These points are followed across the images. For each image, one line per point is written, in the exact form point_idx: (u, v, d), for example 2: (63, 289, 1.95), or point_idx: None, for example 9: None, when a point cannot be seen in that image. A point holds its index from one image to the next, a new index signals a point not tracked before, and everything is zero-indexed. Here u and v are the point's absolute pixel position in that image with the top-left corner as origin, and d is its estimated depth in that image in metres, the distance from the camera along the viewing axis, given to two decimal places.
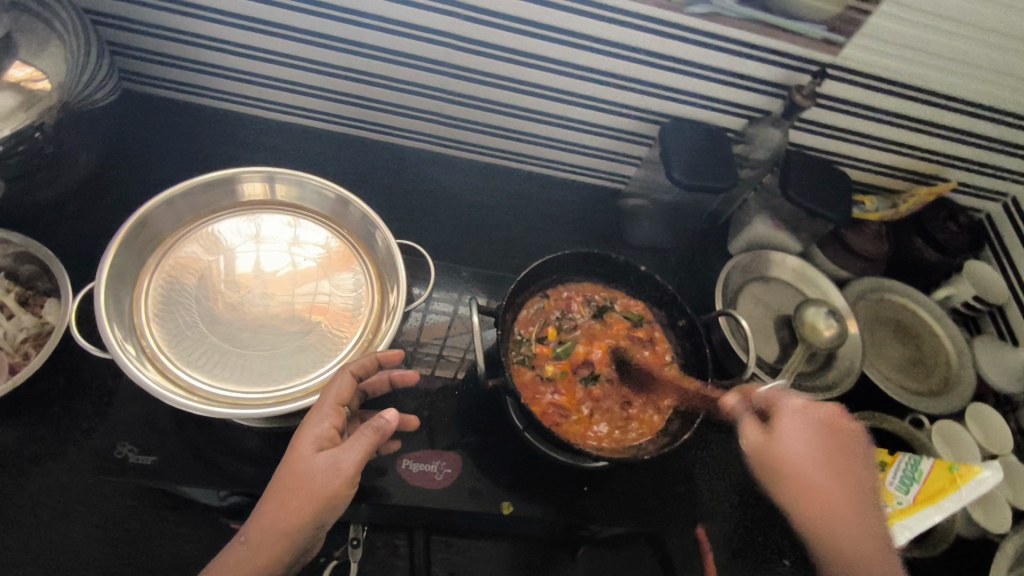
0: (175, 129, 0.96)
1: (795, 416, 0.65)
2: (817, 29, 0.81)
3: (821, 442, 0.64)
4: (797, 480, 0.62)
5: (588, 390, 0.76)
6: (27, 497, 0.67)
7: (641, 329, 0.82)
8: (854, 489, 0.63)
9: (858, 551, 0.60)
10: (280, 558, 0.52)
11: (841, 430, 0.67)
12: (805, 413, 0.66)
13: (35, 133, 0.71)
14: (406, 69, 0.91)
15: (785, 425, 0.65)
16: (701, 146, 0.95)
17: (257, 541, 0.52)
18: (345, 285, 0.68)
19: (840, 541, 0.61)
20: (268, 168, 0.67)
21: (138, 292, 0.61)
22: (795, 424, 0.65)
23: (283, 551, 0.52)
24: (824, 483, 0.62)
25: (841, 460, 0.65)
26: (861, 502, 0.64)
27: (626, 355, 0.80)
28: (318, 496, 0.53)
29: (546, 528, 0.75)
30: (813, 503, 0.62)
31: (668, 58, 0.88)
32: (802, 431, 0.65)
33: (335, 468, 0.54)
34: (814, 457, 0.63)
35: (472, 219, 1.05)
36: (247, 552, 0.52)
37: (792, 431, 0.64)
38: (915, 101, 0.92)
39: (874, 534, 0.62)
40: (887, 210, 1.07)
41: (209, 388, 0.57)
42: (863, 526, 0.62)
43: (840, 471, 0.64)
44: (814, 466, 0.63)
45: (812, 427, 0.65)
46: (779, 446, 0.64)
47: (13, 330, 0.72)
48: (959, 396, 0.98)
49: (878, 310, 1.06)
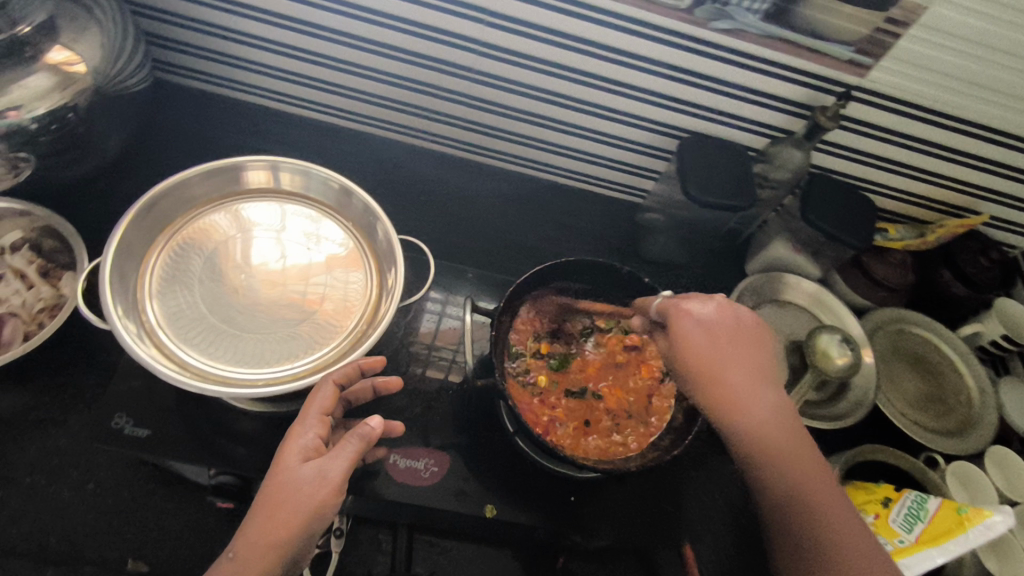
0: (205, 120, 1.00)
1: (694, 316, 0.65)
2: (843, 50, 0.79)
3: (719, 332, 0.64)
4: (700, 373, 0.63)
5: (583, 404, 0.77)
6: (30, 461, 0.70)
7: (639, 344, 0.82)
8: (764, 376, 0.63)
9: (765, 437, 0.60)
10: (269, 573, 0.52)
11: (745, 327, 0.65)
12: (704, 315, 0.65)
13: (67, 114, 0.75)
14: (426, 71, 0.92)
15: (682, 326, 0.65)
16: (718, 163, 0.93)
17: (244, 557, 0.52)
18: (343, 275, 0.69)
19: (749, 430, 0.60)
20: (274, 157, 0.68)
21: (144, 269, 0.63)
22: (692, 326, 0.64)
23: (272, 565, 0.52)
24: (728, 377, 0.62)
25: (741, 354, 0.63)
26: (763, 387, 0.63)
27: (622, 369, 0.80)
28: (307, 507, 0.53)
29: (530, 534, 0.74)
30: (719, 401, 0.62)
31: (690, 73, 0.87)
32: (701, 329, 0.64)
33: (322, 478, 0.55)
34: (710, 348, 0.63)
35: (484, 224, 1.05)
36: (234, 568, 0.52)
37: (688, 322, 0.65)
38: (945, 129, 0.89)
39: (789, 425, 0.61)
40: (913, 240, 1.03)
41: (201, 366, 0.59)
42: (773, 412, 0.61)
43: (744, 362, 0.63)
44: (712, 359, 0.63)
45: (714, 323, 0.64)
46: (681, 345, 0.65)
47: (31, 300, 0.75)
48: (977, 439, 0.93)
49: (895, 345, 1.03)
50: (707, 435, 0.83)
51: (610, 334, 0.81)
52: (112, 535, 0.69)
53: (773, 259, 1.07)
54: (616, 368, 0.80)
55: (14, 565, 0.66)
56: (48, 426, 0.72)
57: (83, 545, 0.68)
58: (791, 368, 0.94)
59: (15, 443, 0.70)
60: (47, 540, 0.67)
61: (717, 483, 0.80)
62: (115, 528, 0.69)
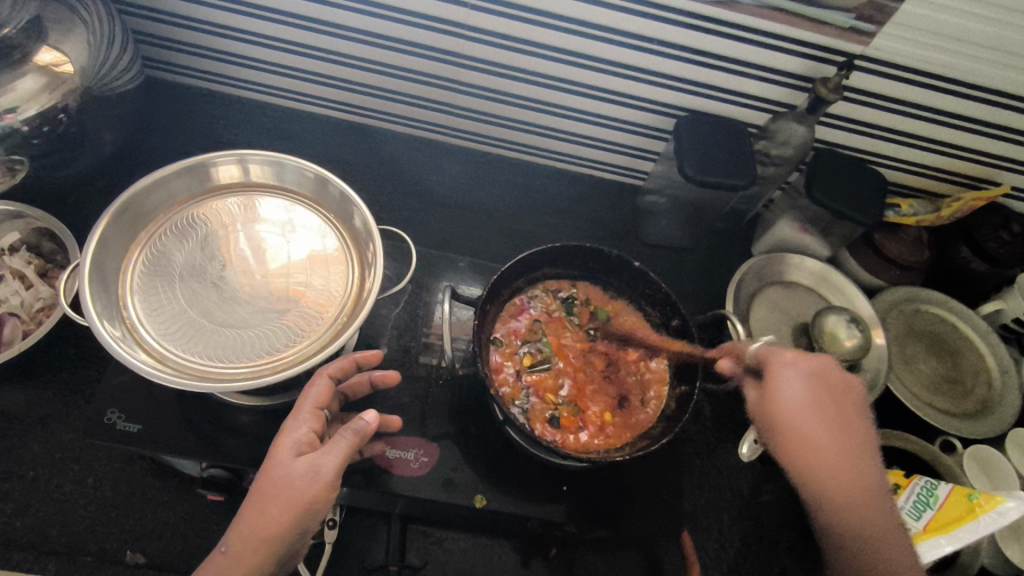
0: (201, 116, 1.00)
1: (790, 364, 0.60)
2: (843, 18, 0.75)
3: (819, 398, 0.58)
4: (793, 441, 0.57)
5: (562, 376, 0.77)
6: (32, 456, 0.71)
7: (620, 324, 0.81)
8: (853, 440, 0.58)
9: (864, 513, 0.55)
10: (261, 564, 0.52)
11: (840, 385, 0.60)
12: (811, 366, 0.60)
13: (58, 114, 0.75)
14: (410, 57, 0.90)
15: (780, 384, 0.59)
16: (717, 141, 0.89)
17: (237, 549, 0.53)
18: (322, 269, 0.68)
19: (844, 507, 0.55)
20: (243, 150, 0.68)
21: (126, 266, 0.64)
22: (794, 382, 0.59)
23: (265, 555, 0.53)
24: (829, 448, 0.56)
25: (841, 423, 0.58)
26: (869, 466, 0.57)
27: (603, 349, 0.80)
28: (300, 500, 0.54)
29: (522, 524, 0.74)
30: (819, 473, 0.56)
31: (683, 49, 0.83)
32: (796, 391, 0.58)
33: (315, 471, 0.55)
34: (820, 424, 0.57)
35: (480, 211, 1.04)
36: (226, 562, 0.52)
37: (785, 381, 0.59)
38: (956, 95, 0.84)
39: (872, 489, 0.56)
40: (927, 215, 0.97)
41: (181, 361, 0.59)
42: (867, 484, 0.56)
43: (841, 429, 0.58)
44: (812, 427, 0.57)
45: (820, 385, 0.59)
46: (778, 407, 0.58)
47: (29, 300, 0.77)
48: (999, 419, 0.89)
49: (911, 324, 0.99)
50: (713, 425, 0.86)
51: (585, 317, 0.81)
52: (110, 527, 0.70)
53: (779, 239, 1.03)
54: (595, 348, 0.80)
55: (15, 559, 0.66)
56: (50, 421, 0.73)
57: (82, 538, 0.69)
58: None
59: (17, 438, 0.72)
60: (49, 531, 0.68)
61: (723, 472, 0.83)
62: (114, 520, 0.71)
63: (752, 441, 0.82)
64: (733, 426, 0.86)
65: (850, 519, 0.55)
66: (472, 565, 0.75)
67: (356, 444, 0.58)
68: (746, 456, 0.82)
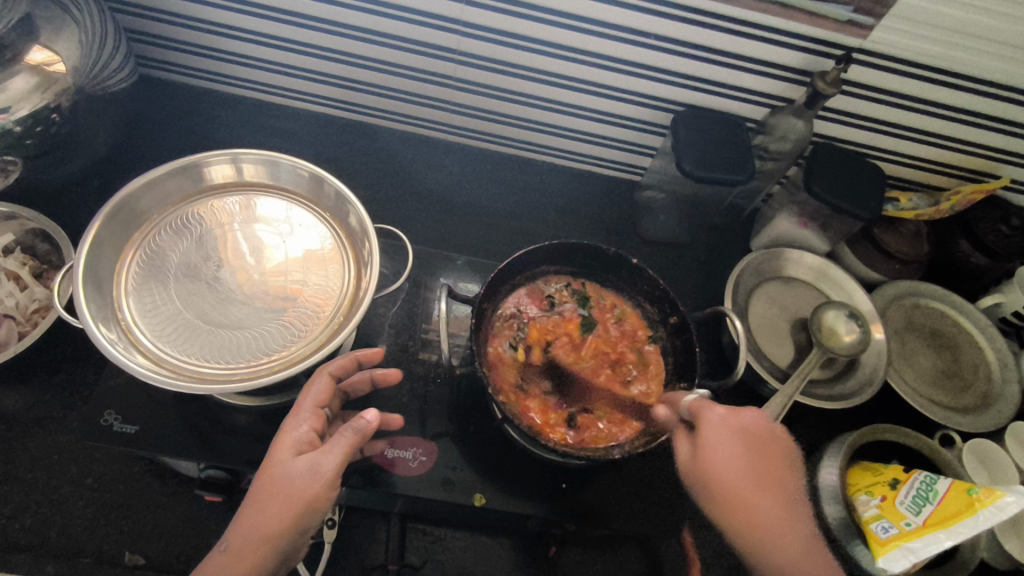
0: (196, 115, 1.00)
1: (713, 421, 0.60)
2: (841, 11, 0.75)
3: (747, 454, 0.59)
4: (723, 498, 0.58)
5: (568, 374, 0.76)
6: (29, 458, 0.71)
7: (623, 322, 0.81)
8: (779, 492, 0.60)
9: (794, 566, 0.56)
10: (261, 564, 0.53)
11: (763, 437, 0.61)
12: (723, 417, 0.60)
13: (51, 114, 0.75)
14: (404, 53, 0.89)
15: (709, 440, 0.59)
16: (715, 135, 0.89)
17: (237, 549, 0.53)
18: (318, 268, 0.68)
19: (775, 555, 0.57)
20: (237, 149, 0.68)
21: (120, 268, 0.63)
22: (722, 440, 0.59)
23: (265, 555, 0.53)
24: (757, 502, 0.58)
25: (770, 474, 0.60)
26: (789, 515, 0.59)
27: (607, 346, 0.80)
28: (299, 501, 0.54)
29: (522, 522, 0.74)
30: (745, 526, 0.58)
31: (679, 44, 0.82)
32: (721, 440, 0.59)
33: (314, 471, 0.55)
34: (745, 480, 0.58)
35: (477, 208, 1.03)
36: (226, 561, 0.53)
37: (713, 441, 0.59)
38: (955, 88, 0.84)
39: (803, 540, 0.58)
40: (926, 208, 0.97)
41: (177, 362, 0.59)
42: (797, 531, 0.58)
43: (763, 482, 0.59)
44: (736, 483, 0.58)
45: (734, 436, 0.59)
46: (707, 465, 0.59)
47: (25, 302, 0.76)
48: (999, 413, 0.89)
49: (910, 318, 0.98)
50: None
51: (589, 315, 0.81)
52: (109, 528, 0.70)
53: (778, 234, 1.03)
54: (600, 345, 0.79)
55: (14, 562, 0.66)
56: (47, 423, 0.73)
57: (81, 539, 0.69)
58: (797, 346, 0.91)
59: (15, 441, 0.72)
60: (49, 533, 0.68)
61: None
62: (112, 522, 0.70)
63: None
64: None
65: (779, 568, 0.56)
66: (472, 564, 0.75)
67: (357, 443, 0.57)
68: None
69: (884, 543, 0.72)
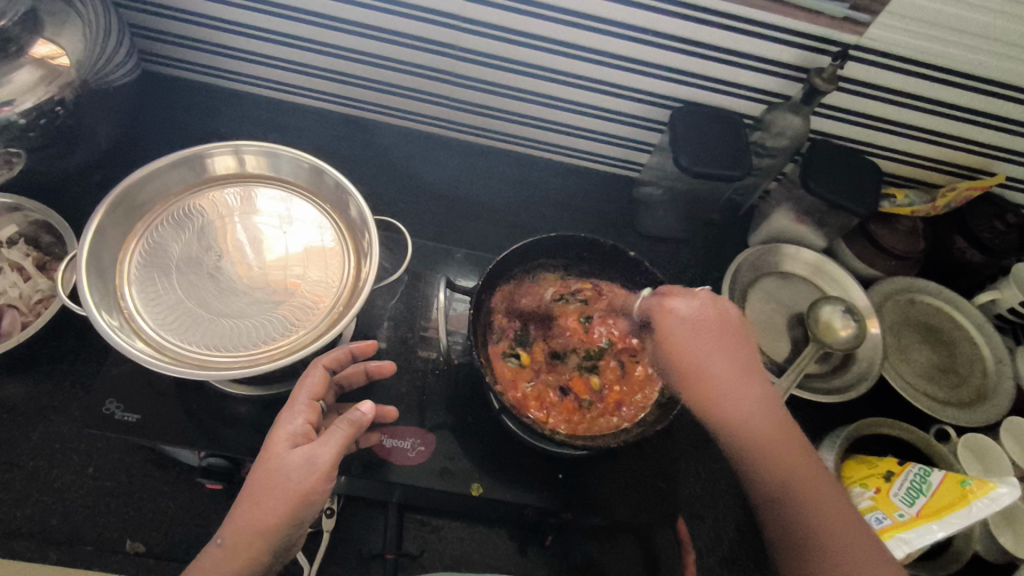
0: (198, 110, 1.01)
1: (679, 311, 0.68)
2: (837, 8, 0.75)
3: (703, 335, 0.66)
4: (687, 376, 0.65)
5: (561, 376, 0.76)
6: (32, 447, 0.72)
7: (604, 312, 0.81)
8: (742, 369, 0.65)
9: (748, 433, 0.62)
10: (259, 555, 0.54)
11: (722, 321, 0.67)
12: (693, 316, 0.67)
13: (55, 107, 0.75)
14: (404, 49, 0.90)
15: (675, 332, 0.67)
16: (712, 132, 0.90)
17: (234, 541, 0.54)
18: (318, 260, 0.69)
19: (736, 428, 0.63)
20: (238, 141, 0.69)
21: (123, 257, 0.64)
22: (682, 330, 0.67)
23: (263, 546, 0.54)
24: (715, 374, 0.64)
25: (732, 350, 0.65)
26: (751, 386, 0.64)
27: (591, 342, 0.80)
28: (297, 493, 0.54)
29: (519, 512, 0.74)
30: (707, 402, 0.64)
31: (677, 40, 0.83)
32: (687, 329, 0.67)
33: (311, 464, 0.55)
34: (696, 354, 0.65)
35: (476, 203, 1.04)
36: (223, 553, 0.53)
37: (674, 324, 0.67)
38: (951, 85, 0.85)
39: (761, 402, 0.64)
40: (923, 205, 0.97)
41: (179, 350, 0.60)
42: (755, 399, 0.64)
43: (727, 359, 0.65)
44: (690, 361, 0.65)
45: (726, 334, 0.66)
46: (671, 343, 0.67)
47: (28, 292, 0.77)
48: (994, 408, 0.89)
49: (907, 314, 0.99)
50: None
51: (571, 312, 0.81)
52: (110, 516, 0.71)
53: (775, 230, 1.03)
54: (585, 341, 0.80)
55: (17, 548, 0.67)
56: (49, 412, 0.74)
57: (83, 527, 0.70)
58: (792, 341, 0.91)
59: (18, 429, 0.72)
60: (51, 521, 0.69)
61: (719, 460, 0.84)
62: (113, 510, 0.71)
63: None
64: None
65: (733, 434, 0.63)
66: (469, 554, 0.76)
67: (352, 435, 0.58)
68: None
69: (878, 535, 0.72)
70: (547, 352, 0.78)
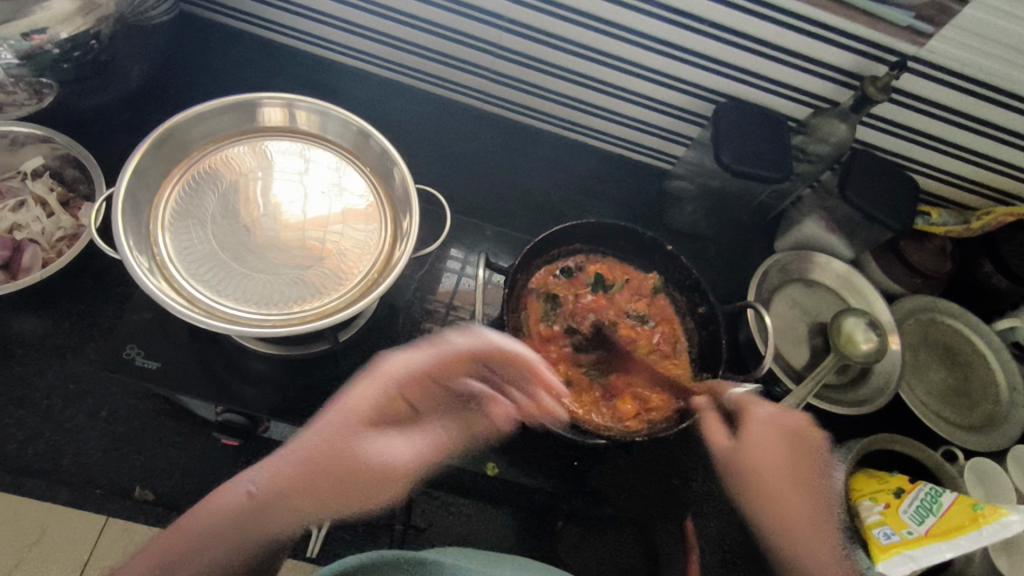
0: (230, 57, 0.98)
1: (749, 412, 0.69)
2: (902, 15, 0.73)
3: (775, 448, 0.68)
4: (752, 480, 0.69)
5: (587, 357, 0.77)
6: (45, 385, 0.73)
7: (625, 292, 0.81)
8: (802, 490, 0.68)
9: (790, 527, 0.67)
10: (236, 533, 0.57)
11: (792, 430, 0.70)
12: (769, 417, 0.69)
13: (90, 40, 0.72)
14: (452, 15, 0.87)
15: (754, 438, 0.69)
16: (754, 131, 0.88)
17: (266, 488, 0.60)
18: (354, 223, 0.68)
19: (790, 532, 0.67)
20: (291, 95, 0.67)
21: (158, 201, 0.63)
22: (764, 435, 0.68)
23: (243, 529, 0.57)
24: (767, 465, 0.68)
25: (804, 468, 0.69)
26: (771, 496, 0.69)
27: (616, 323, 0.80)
28: (265, 494, 0.59)
29: (529, 496, 0.77)
30: (758, 490, 0.69)
31: (733, 32, 0.81)
32: (762, 437, 0.68)
33: (389, 464, 0.64)
34: (768, 473, 0.68)
35: (508, 180, 1.03)
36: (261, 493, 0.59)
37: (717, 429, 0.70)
38: (1005, 106, 0.83)
39: (809, 511, 0.68)
40: (956, 226, 0.98)
41: (211, 302, 0.59)
42: (793, 484, 0.69)
43: (785, 476, 0.68)
44: (773, 473, 0.68)
45: (772, 450, 0.69)
46: (746, 464, 0.69)
47: (51, 229, 0.78)
48: (1003, 435, 0.89)
49: (925, 332, 0.98)
50: None
51: (593, 297, 0.81)
52: (122, 461, 0.72)
53: (804, 236, 1.02)
54: (605, 322, 0.80)
55: (28, 485, 0.69)
56: (65, 352, 0.75)
57: (93, 471, 0.71)
58: (812, 349, 0.91)
59: (34, 365, 0.74)
60: (63, 460, 0.71)
61: None
62: (125, 455, 0.73)
63: None
64: None
65: (793, 539, 0.67)
66: (476, 532, 0.77)
67: None
68: None
69: (885, 549, 0.73)
70: (574, 334, 0.78)
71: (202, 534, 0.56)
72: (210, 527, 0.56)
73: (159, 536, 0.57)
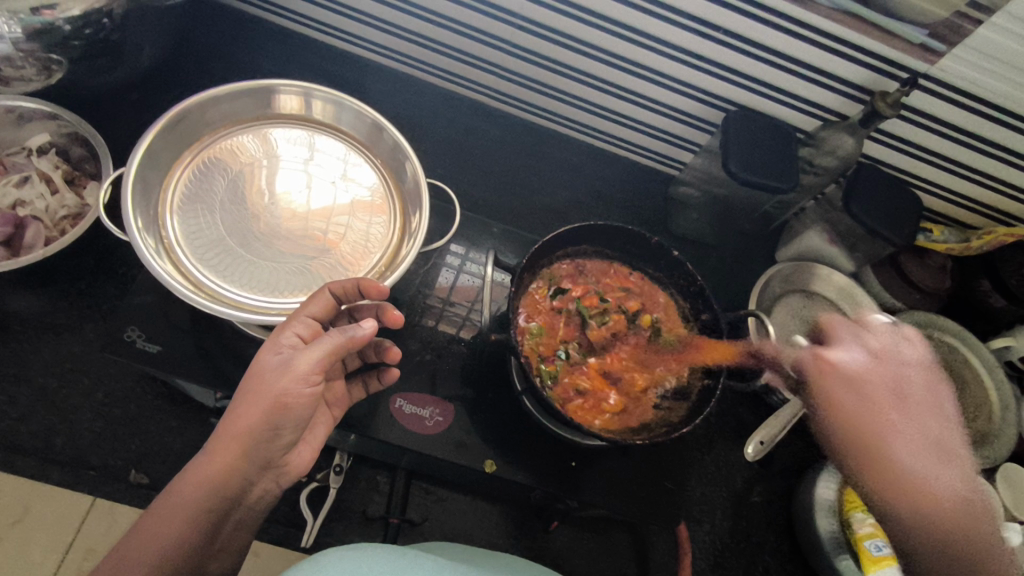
0: (240, 43, 0.97)
1: (848, 370, 0.60)
2: (916, 33, 0.73)
3: (883, 385, 0.58)
4: (850, 424, 0.57)
5: (585, 353, 0.77)
6: (41, 364, 0.74)
7: (629, 292, 0.81)
8: (917, 424, 0.56)
9: (905, 485, 0.54)
10: (247, 469, 0.53)
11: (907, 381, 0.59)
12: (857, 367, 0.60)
13: (103, 18, 0.70)
14: (467, 11, 0.86)
15: (837, 373, 0.60)
16: (763, 140, 0.88)
17: (211, 452, 0.52)
18: (362, 216, 0.68)
19: (903, 477, 0.54)
20: (307, 83, 0.67)
21: (167, 183, 0.63)
22: (849, 372, 0.59)
23: (250, 455, 0.53)
24: (873, 404, 0.57)
25: (915, 403, 0.58)
26: (906, 401, 0.57)
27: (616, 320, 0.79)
28: (244, 427, 0.52)
29: (524, 493, 0.75)
30: (864, 441, 0.56)
31: (747, 41, 0.81)
32: (855, 386, 0.58)
33: (287, 365, 0.53)
34: (887, 385, 0.58)
35: (515, 179, 1.03)
36: (204, 458, 0.52)
37: (838, 370, 0.60)
38: (1011, 128, 0.83)
39: (942, 462, 0.55)
40: (956, 243, 0.99)
41: (217, 288, 0.59)
42: (928, 435, 0.56)
43: (920, 422, 0.57)
44: (885, 405, 0.57)
45: (906, 396, 0.58)
46: (833, 391, 0.59)
47: (54, 207, 0.77)
48: (994, 453, 0.90)
49: (922, 349, 0.98)
50: (716, 421, 0.88)
51: (592, 292, 0.80)
52: (117, 443, 0.73)
53: (805, 248, 1.03)
54: (606, 317, 0.79)
55: (20, 464, 0.70)
56: (64, 331, 0.76)
57: (89, 452, 0.72)
58: None
59: (31, 343, 0.74)
60: (56, 441, 0.72)
61: (722, 468, 0.86)
62: (120, 438, 0.73)
63: (757, 443, 0.80)
64: (738, 426, 0.88)
65: (902, 493, 0.54)
66: (470, 528, 0.78)
67: None
68: (751, 455, 0.81)
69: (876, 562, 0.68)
70: (573, 330, 0.78)
71: (190, 503, 0.51)
72: (200, 495, 0.51)
73: (144, 518, 0.50)
